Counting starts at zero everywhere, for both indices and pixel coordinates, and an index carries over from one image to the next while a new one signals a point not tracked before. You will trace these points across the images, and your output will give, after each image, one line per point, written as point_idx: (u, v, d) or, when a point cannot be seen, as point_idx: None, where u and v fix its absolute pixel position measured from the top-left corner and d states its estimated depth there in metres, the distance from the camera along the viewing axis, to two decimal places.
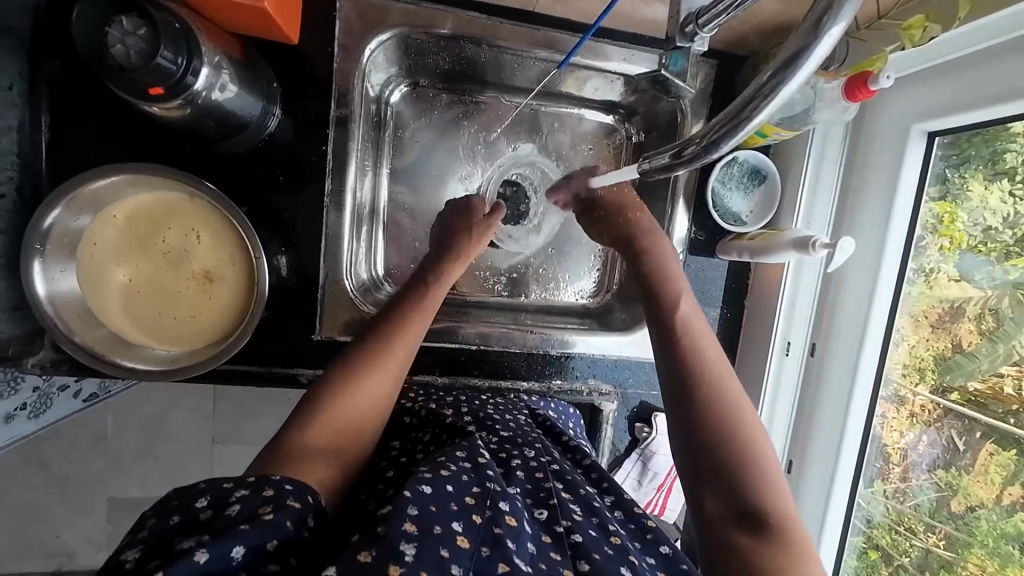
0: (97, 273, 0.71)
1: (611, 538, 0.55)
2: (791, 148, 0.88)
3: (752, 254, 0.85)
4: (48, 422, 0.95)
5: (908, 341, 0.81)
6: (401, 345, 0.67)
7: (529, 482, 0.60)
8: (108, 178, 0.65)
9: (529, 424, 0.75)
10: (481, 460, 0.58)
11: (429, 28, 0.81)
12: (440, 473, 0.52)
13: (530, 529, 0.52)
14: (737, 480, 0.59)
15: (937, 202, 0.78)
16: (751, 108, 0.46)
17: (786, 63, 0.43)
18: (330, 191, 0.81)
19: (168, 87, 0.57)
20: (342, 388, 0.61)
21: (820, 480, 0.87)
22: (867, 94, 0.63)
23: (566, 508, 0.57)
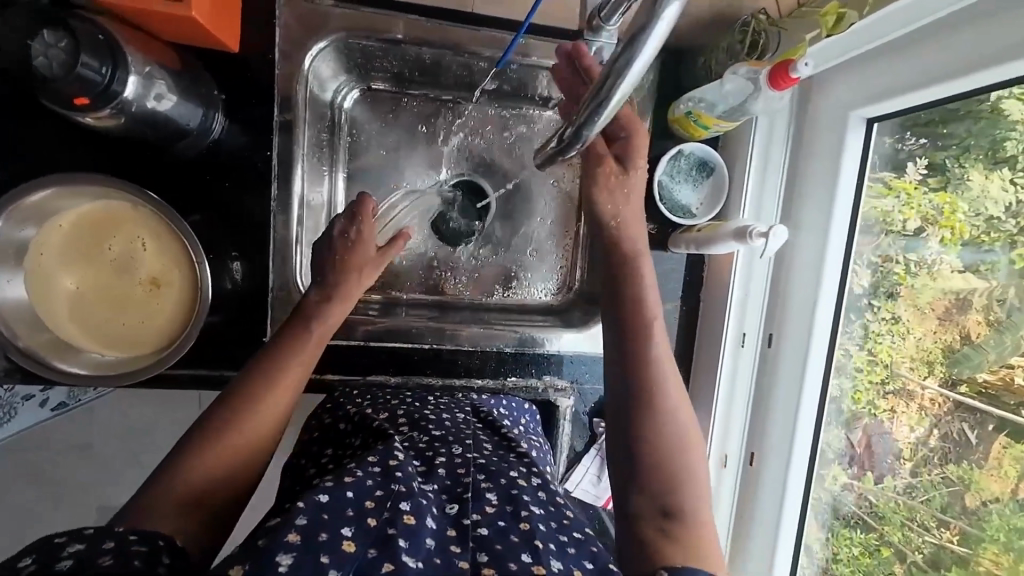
0: (43, 280, 0.72)
1: (520, 525, 0.55)
2: (736, 140, 0.88)
3: (697, 246, 0.85)
4: (14, 431, 0.97)
5: (914, 333, 0.76)
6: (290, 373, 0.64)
7: (449, 477, 0.61)
8: (47, 190, 0.67)
9: (467, 421, 0.75)
10: (392, 463, 0.59)
11: (382, 33, 0.83)
12: (343, 480, 0.54)
13: (435, 523, 0.53)
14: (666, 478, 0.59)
15: (938, 192, 0.73)
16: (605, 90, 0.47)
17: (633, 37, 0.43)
18: (276, 198, 0.83)
19: (94, 96, 0.59)
20: (220, 428, 0.57)
21: (778, 470, 0.86)
22: (790, 83, 0.65)
23: (481, 502, 0.58)
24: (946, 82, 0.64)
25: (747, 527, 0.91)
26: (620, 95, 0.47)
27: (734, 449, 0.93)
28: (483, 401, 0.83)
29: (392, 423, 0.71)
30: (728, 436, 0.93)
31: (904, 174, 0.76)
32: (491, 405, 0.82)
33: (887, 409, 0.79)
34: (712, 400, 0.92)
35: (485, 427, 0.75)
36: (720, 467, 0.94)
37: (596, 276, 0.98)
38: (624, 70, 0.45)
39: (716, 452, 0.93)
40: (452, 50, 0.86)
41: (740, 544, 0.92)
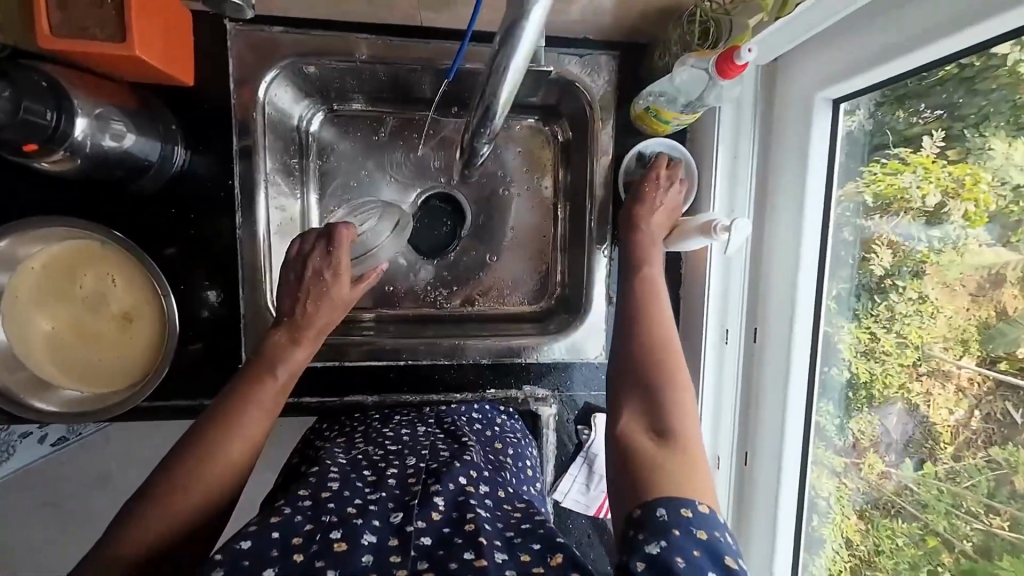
0: (18, 320, 0.74)
1: (465, 526, 0.57)
2: (701, 131, 0.85)
3: (664, 244, 0.82)
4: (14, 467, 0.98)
5: (943, 311, 0.68)
6: (249, 418, 0.63)
7: (399, 487, 0.64)
8: (5, 240, 0.69)
9: (428, 432, 0.78)
10: (324, 495, 0.61)
11: (348, 56, 0.83)
12: (268, 522, 0.56)
13: (375, 535, 0.56)
14: (661, 411, 0.58)
15: (957, 164, 0.65)
16: (492, 91, 0.58)
17: (507, 38, 0.54)
18: (241, 226, 0.83)
19: (43, 141, 0.62)
20: (175, 477, 0.58)
21: (771, 469, 0.83)
22: (738, 71, 0.65)
23: (427, 508, 0.60)
24: (902, 57, 0.61)
25: (747, 528, 0.88)
26: (504, 95, 0.58)
27: (725, 449, 0.90)
28: (454, 410, 0.84)
29: (348, 444, 0.75)
30: (718, 436, 0.89)
31: (920, 148, 0.69)
32: (460, 413, 0.83)
33: (921, 392, 0.70)
34: (700, 400, 0.89)
35: (447, 437, 0.77)
36: (713, 470, 0.91)
37: (572, 281, 0.96)
38: (503, 71, 0.56)
39: (708, 453, 0.90)
40: (412, 65, 0.85)
41: (741, 546, 0.89)
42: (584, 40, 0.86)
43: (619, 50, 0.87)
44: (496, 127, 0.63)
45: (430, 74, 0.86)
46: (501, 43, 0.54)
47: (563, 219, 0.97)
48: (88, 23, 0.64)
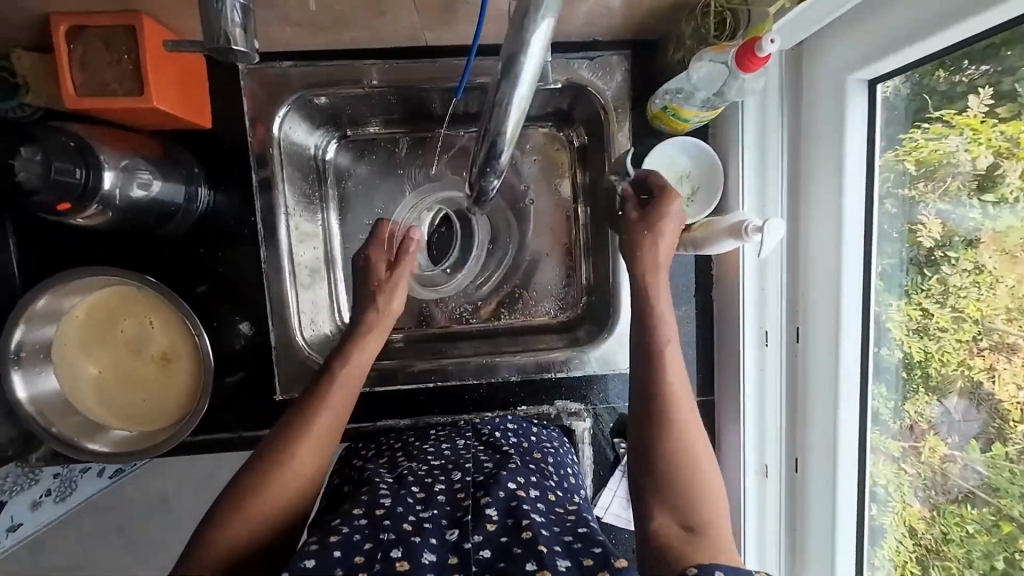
0: (68, 369, 0.78)
1: (523, 535, 0.57)
2: (724, 125, 0.81)
3: (694, 248, 0.78)
4: (77, 501, 0.96)
5: (1005, 280, 0.61)
6: (319, 425, 0.66)
7: (450, 503, 0.64)
8: (48, 294, 0.72)
9: (469, 444, 0.77)
10: (378, 512, 0.61)
11: (357, 82, 0.83)
12: (328, 541, 0.56)
13: (434, 553, 0.56)
14: (687, 499, 0.58)
15: (1010, 122, 0.58)
16: (497, 124, 0.54)
17: (508, 68, 0.51)
18: (266, 258, 0.85)
19: (75, 199, 0.64)
20: (252, 486, 0.61)
21: (825, 476, 0.78)
22: (759, 64, 0.61)
23: (481, 520, 0.60)
24: (946, 30, 0.56)
25: (804, 538, 0.83)
26: (510, 127, 0.54)
27: (773, 458, 0.85)
28: (488, 420, 0.84)
29: (392, 463, 0.73)
30: (762, 441, 0.85)
31: (964, 109, 0.63)
32: (497, 421, 0.83)
33: (984, 368, 0.64)
34: (741, 406, 0.84)
35: (488, 448, 0.76)
36: (761, 479, 0.86)
37: (598, 290, 0.93)
38: (507, 100, 0.53)
39: (755, 462, 0.85)
40: (421, 86, 0.84)
41: (798, 555, 0.85)
42: (594, 43, 0.84)
43: (631, 48, 0.84)
44: (503, 166, 0.59)
45: (440, 93, 0.86)
46: (504, 71, 0.51)
47: (585, 226, 0.95)
48: (109, 80, 0.66)
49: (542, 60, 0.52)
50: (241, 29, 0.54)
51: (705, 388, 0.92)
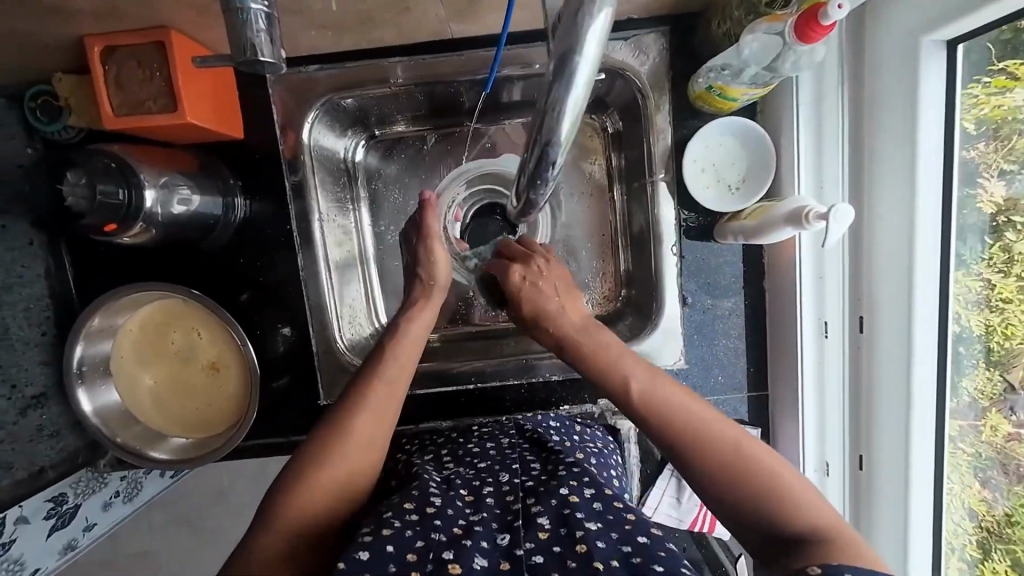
0: (127, 381, 0.81)
1: (577, 546, 0.53)
2: (776, 101, 0.75)
3: (747, 237, 0.74)
4: (143, 502, 1.02)
5: None
6: (374, 399, 0.65)
7: (499, 506, 0.61)
8: (102, 311, 0.75)
9: (515, 443, 0.75)
10: (429, 510, 0.58)
11: (383, 80, 0.80)
12: (382, 533, 0.54)
13: (484, 557, 0.53)
14: (763, 501, 0.51)
15: None
16: (547, 131, 0.48)
17: (561, 68, 0.45)
18: (303, 264, 0.84)
19: (120, 219, 0.65)
20: (313, 458, 0.60)
21: (896, 477, 0.73)
22: (822, 32, 0.55)
23: (533, 529, 0.57)
24: None
25: (871, 538, 0.78)
26: (565, 131, 0.48)
27: (835, 455, 0.80)
28: (531, 418, 0.84)
29: (438, 462, 0.72)
30: (822, 437, 0.80)
31: None
32: (540, 419, 0.83)
33: None
34: (798, 402, 0.80)
35: (534, 447, 0.74)
36: (821, 477, 0.81)
37: (638, 284, 0.89)
38: (560, 102, 0.46)
39: (815, 459, 0.81)
40: (448, 80, 0.81)
41: None
42: (627, 22, 0.79)
43: (668, 25, 0.79)
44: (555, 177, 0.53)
45: (468, 86, 0.83)
46: (556, 71, 0.45)
47: (621, 217, 0.91)
48: (143, 98, 0.67)
49: (597, 56, 0.45)
50: (267, 37, 0.52)
51: (756, 382, 0.87)
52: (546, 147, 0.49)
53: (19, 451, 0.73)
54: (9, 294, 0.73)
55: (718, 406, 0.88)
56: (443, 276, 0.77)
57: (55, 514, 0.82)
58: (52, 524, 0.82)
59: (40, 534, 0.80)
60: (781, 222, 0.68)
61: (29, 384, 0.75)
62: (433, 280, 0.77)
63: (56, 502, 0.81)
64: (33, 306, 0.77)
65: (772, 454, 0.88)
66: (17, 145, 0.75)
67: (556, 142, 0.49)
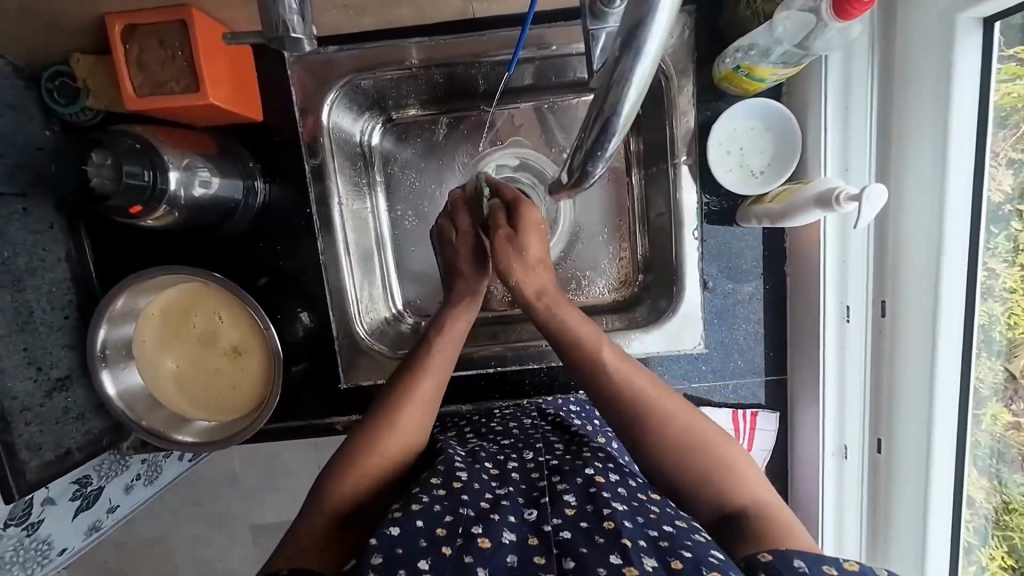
0: (150, 364, 0.82)
1: (604, 525, 0.53)
2: (803, 82, 0.74)
3: (772, 220, 0.73)
4: (162, 484, 1.01)
5: None
6: (424, 388, 0.67)
7: (524, 481, 0.61)
8: (123, 295, 0.75)
9: (536, 425, 0.76)
10: (457, 484, 0.58)
11: (396, 63, 0.80)
12: (411, 508, 0.54)
13: (513, 534, 0.53)
14: (717, 483, 0.57)
15: None
16: (610, 103, 0.47)
17: (628, 40, 0.44)
18: (324, 248, 0.84)
19: (145, 201, 0.65)
20: (364, 444, 0.62)
21: (916, 461, 0.73)
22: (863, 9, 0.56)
23: (559, 505, 0.56)
24: None
25: (888, 521, 0.79)
26: (628, 105, 0.47)
27: (854, 438, 0.80)
28: (550, 402, 0.84)
29: (461, 438, 0.72)
30: (841, 421, 0.81)
31: None
32: (558, 403, 0.83)
33: None
34: (817, 386, 0.80)
35: (556, 429, 0.74)
36: (840, 460, 0.82)
37: (657, 268, 0.88)
38: (626, 76, 0.45)
39: (833, 442, 0.82)
40: (468, 61, 0.81)
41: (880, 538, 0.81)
42: None
43: (694, 4, 0.77)
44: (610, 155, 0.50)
45: (489, 67, 0.82)
46: (624, 43, 0.44)
47: (639, 201, 0.90)
48: (165, 78, 0.66)
49: (667, 28, 0.44)
50: (299, 17, 0.52)
51: (775, 366, 0.88)
52: (608, 120, 0.48)
53: (47, 432, 0.73)
54: (32, 276, 0.74)
55: (737, 389, 0.89)
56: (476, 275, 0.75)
57: (80, 495, 0.84)
58: (78, 505, 0.84)
59: (65, 515, 0.82)
60: (815, 200, 0.67)
61: (54, 366, 0.76)
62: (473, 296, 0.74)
63: (81, 483, 0.83)
64: (56, 289, 0.78)
65: (790, 438, 0.89)
66: (35, 127, 0.75)
67: (619, 115, 0.47)
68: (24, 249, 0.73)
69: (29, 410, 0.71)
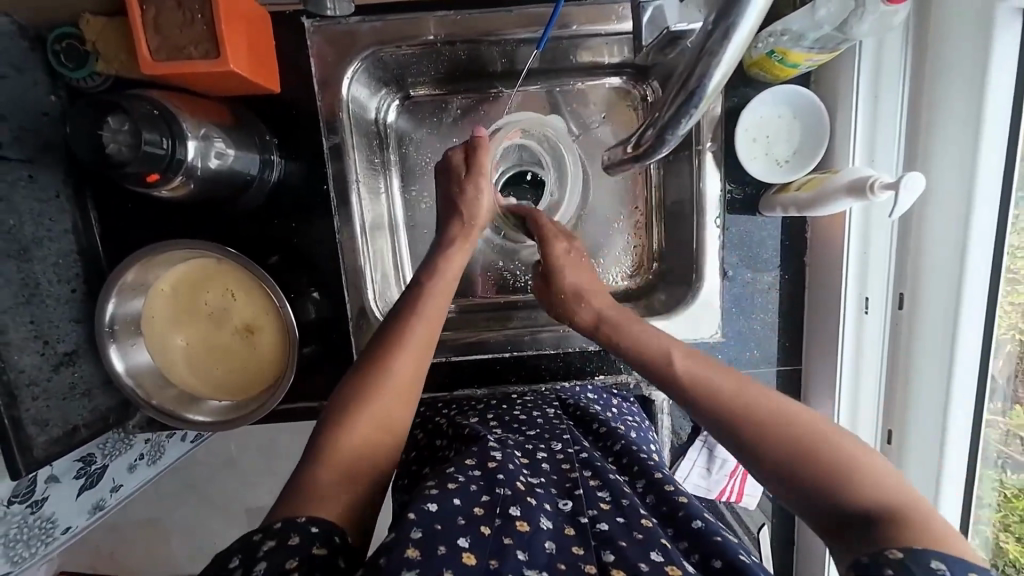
0: (159, 342, 0.80)
1: (641, 521, 0.53)
2: (835, 70, 0.73)
3: (800, 209, 0.73)
4: (165, 465, 0.99)
5: None
6: (419, 332, 0.66)
7: (556, 473, 0.61)
8: (136, 266, 0.73)
9: (558, 416, 0.75)
10: (491, 464, 0.58)
11: (413, 39, 0.78)
12: (448, 487, 0.53)
13: (550, 522, 0.52)
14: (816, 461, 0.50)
15: None
16: (697, 75, 0.47)
17: (724, 15, 0.45)
18: (339, 224, 0.82)
19: (162, 170, 0.63)
20: (362, 393, 0.60)
21: (928, 449, 0.74)
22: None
23: (593, 498, 0.57)
24: None
25: None
26: (719, 75, 0.47)
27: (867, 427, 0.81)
28: (569, 389, 0.84)
29: (485, 422, 0.72)
30: (856, 412, 0.81)
31: None
32: (577, 391, 0.83)
33: None
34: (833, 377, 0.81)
35: (578, 423, 0.75)
36: None
37: (675, 255, 0.88)
38: (718, 49, 0.46)
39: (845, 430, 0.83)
40: (489, 39, 0.79)
41: None
42: None
43: None
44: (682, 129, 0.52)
45: (515, 45, 0.80)
46: (718, 17, 0.45)
47: (658, 189, 0.89)
48: (183, 43, 0.64)
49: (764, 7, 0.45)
50: None
51: (790, 356, 0.88)
52: (691, 94, 0.49)
53: (54, 408, 0.71)
54: (39, 247, 0.71)
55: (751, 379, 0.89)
56: (484, 215, 0.78)
57: (85, 473, 0.82)
58: (82, 483, 0.82)
59: (69, 493, 0.80)
60: (855, 177, 0.66)
61: (61, 341, 0.73)
62: (478, 205, 0.77)
63: (85, 462, 0.81)
64: (62, 261, 0.75)
65: None
66: (41, 92, 0.71)
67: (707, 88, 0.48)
68: (31, 218, 0.70)
69: (36, 385, 0.69)
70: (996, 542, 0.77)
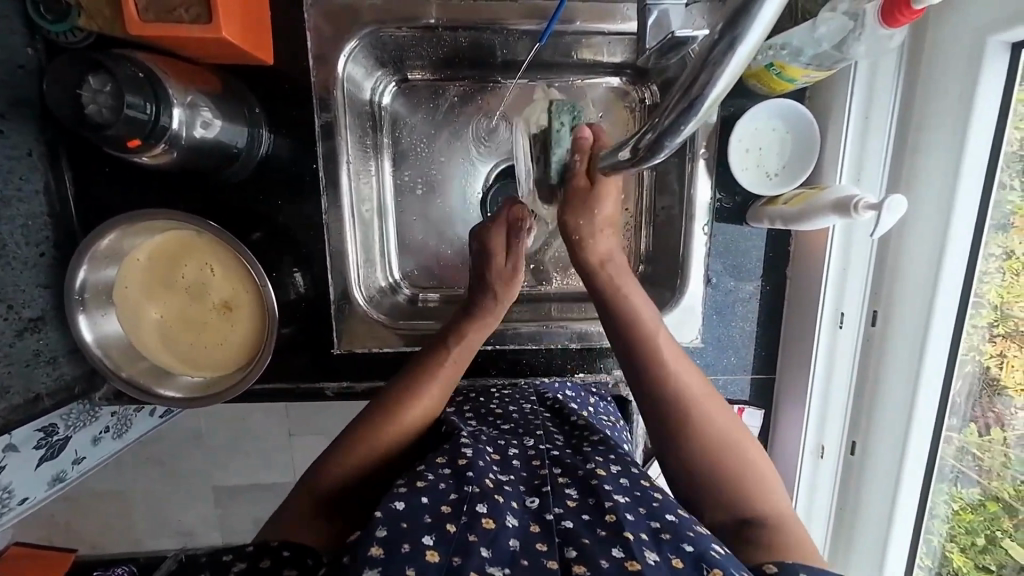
0: (131, 313, 0.78)
1: (606, 518, 0.53)
2: (830, 88, 0.74)
3: (785, 222, 0.74)
4: (132, 440, 0.95)
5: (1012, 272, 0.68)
6: (435, 388, 0.68)
7: (526, 469, 0.62)
8: (111, 233, 0.71)
9: (535, 410, 0.77)
10: (461, 462, 0.58)
11: (412, 20, 0.77)
12: (416, 486, 0.53)
13: (517, 520, 0.53)
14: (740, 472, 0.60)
15: None
16: (701, 82, 0.48)
17: (731, 24, 0.44)
18: (327, 207, 0.81)
19: (144, 136, 0.61)
20: (365, 435, 0.62)
21: (888, 463, 0.77)
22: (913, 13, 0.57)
23: (561, 497, 0.57)
24: None
25: (853, 516, 0.84)
26: (718, 88, 0.48)
27: (832, 439, 0.84)
28: (547, 387, 0.85)
29: (461, 415, 0.73)
30: (824, 422, 0.84)
31: None
32: (556, 390, 0.84)
33: (996, 354, 0.71)
34: (805, 390, 0.83)
35: (554, 417, 0.76)
36: (816, 459, 0.86)
37: (661, 258, 0.89)
38: (722, 60, 0.46)
39: (813, 441, 0.85)
40: (487, 28, 0.78)
41: (844, 535, 0.86)
42: None
43: None
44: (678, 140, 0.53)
45: (517, 38, 0.80)
46: (724, 28, 0.45)
47: (650, 192, 0.90)
48: (174, 5, 0.61)
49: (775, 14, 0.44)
50: None
51: (765, 364, 0.90)
52: (693, 100, 0.49)
53: (15, 376, 0.69)
54: (7, 207, 0.68)
55: (727, 385, 0.91)
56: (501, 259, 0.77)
57: (45, 444, 0.76)
58: (43, 454, 0.76)
59: (30, 463, 0.75)
60: (847, 189, 0.69)
61: (26, 306, 0.71)
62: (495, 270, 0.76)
63: (46, 432, 0.76)
64: (31, 223, 0.72)
65: (773, 436, 0.92)
66: (16, 43, 0.68)
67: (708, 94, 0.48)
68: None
69: None
70: (942, 550, 0.81)
